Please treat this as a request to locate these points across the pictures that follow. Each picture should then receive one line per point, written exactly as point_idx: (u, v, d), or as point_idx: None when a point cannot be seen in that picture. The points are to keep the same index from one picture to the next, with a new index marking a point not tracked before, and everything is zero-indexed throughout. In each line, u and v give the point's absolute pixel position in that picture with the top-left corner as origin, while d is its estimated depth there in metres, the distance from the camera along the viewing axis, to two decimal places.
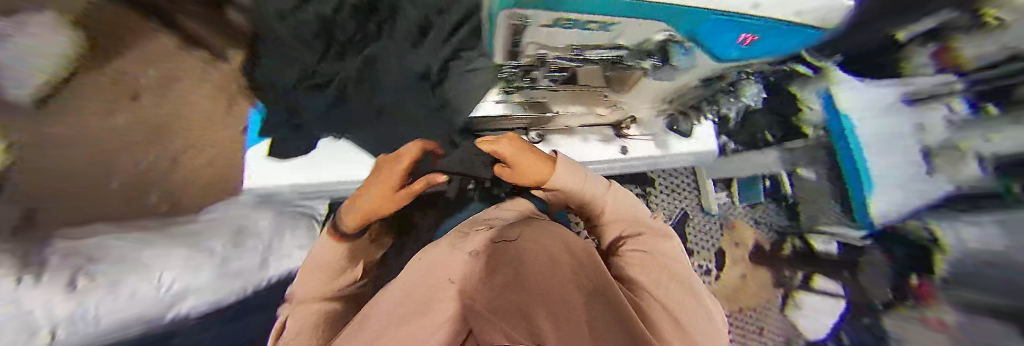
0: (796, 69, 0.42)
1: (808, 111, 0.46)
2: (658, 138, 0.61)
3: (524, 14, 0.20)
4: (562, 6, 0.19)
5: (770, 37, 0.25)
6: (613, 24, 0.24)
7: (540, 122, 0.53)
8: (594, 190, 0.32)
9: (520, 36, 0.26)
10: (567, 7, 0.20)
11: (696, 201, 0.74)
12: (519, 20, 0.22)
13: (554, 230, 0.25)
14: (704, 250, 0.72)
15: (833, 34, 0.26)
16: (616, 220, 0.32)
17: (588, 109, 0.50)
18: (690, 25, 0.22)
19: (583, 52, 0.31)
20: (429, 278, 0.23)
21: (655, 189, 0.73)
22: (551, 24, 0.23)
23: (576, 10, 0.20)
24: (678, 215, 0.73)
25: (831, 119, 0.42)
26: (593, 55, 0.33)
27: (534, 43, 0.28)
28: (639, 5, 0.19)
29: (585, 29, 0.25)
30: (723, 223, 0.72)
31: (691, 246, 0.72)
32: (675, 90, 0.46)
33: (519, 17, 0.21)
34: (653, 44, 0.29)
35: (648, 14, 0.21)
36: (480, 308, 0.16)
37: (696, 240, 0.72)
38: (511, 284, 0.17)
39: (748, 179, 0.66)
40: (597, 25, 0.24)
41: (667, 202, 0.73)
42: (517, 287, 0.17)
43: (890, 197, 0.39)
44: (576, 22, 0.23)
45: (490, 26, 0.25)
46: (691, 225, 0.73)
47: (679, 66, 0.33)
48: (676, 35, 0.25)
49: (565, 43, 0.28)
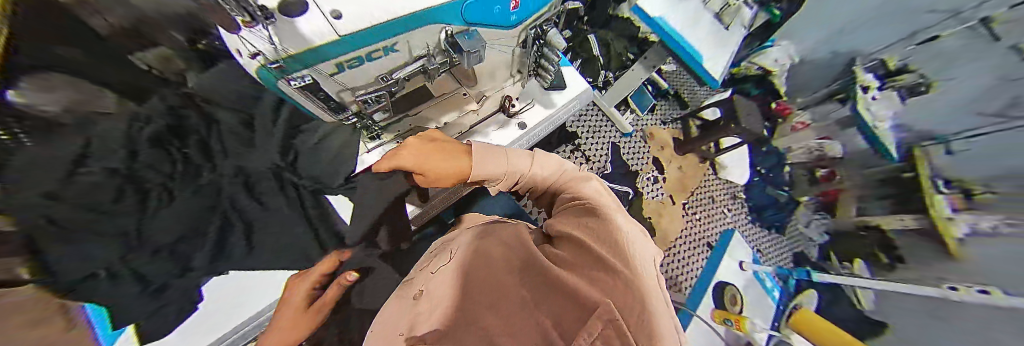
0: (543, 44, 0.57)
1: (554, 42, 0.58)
2: (545, 98, 0.77)
3: (301, 61, 0.31)
4: (337, 44, 0.30)
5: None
6: (385, 49, 0.36)
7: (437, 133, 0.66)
8: (597, 211, 0.39)
9: (328, 80, 0.36)
10: (346, 42, 0.30)
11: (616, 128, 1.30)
12: (305, 70, 0.32)
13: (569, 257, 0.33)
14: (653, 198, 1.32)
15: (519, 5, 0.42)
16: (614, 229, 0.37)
17: (456, 109, 0.64)
18: (412, 30, 0.34)
19: (384, 82, 0.42)
20: (479, 302, 0.32)
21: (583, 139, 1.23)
22: (334, 69, 0.34)
23: (339, 51, 0.31)
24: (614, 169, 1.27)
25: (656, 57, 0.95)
26: (400, 79, 0.42)
27: (337, 83, 0.38)
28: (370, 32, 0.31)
29: (379, 55, 0.36)
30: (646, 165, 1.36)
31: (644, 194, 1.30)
32: (514, 63, 0.62)
33: (302, 65, 0.31)
34: (411, 60, 0.40)
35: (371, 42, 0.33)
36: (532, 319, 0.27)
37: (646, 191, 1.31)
38: (545, 308, 0.27)
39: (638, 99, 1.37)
40: (382, 50, 0.35)
41: (598, 147, 1.24)
42: (550, 310, 0.27)
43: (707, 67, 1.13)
44: (359, 58, 0.34)
45: (338, 68, 0.34)
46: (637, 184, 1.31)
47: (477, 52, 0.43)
48: (399, 50, 0.37)
49: (362, 79, 0.39)
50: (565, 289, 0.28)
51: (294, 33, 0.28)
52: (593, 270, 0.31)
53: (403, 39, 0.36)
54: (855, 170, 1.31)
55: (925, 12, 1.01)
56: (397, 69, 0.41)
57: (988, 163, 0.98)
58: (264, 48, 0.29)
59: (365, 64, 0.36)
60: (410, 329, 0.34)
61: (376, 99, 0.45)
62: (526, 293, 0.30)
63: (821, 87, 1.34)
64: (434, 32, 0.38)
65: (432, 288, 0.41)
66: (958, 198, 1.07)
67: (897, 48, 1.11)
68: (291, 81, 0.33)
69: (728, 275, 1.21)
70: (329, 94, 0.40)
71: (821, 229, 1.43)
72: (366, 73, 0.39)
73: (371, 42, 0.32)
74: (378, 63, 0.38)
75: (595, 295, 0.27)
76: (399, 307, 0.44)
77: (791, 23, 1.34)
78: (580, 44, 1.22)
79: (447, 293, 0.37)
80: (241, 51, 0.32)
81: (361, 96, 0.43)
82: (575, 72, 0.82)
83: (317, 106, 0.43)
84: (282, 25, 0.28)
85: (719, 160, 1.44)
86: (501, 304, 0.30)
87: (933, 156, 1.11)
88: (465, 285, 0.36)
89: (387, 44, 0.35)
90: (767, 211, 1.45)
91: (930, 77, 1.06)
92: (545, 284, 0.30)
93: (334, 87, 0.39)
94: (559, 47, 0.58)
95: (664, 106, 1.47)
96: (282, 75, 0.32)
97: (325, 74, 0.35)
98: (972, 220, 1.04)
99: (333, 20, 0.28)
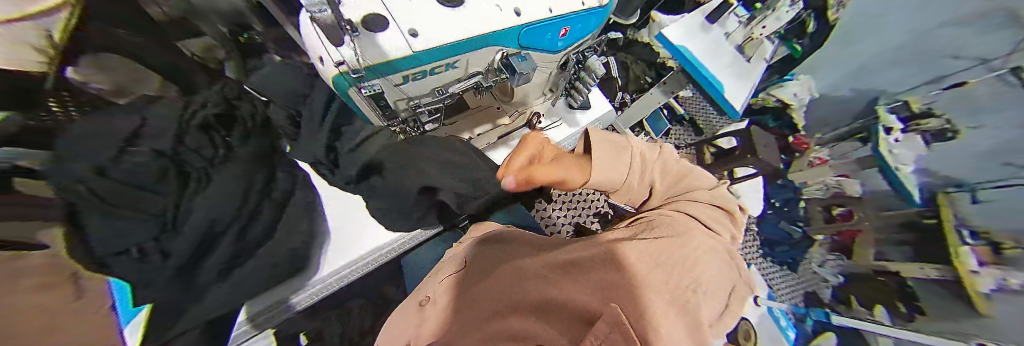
0: (586, 65, 0.60)
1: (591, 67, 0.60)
2: (571, 116, 0.79)
3: (375, 73, 0.34)
4: (407, 61, 0.34)
5: (567, 25, 0.43)
6: (444, 67, 0.39)
7: (465, 146, 0.70)
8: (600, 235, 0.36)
9: (388, 91, 0.39)
10: (415, 58, 0.34)
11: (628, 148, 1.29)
12: (375, 81, 0.36)
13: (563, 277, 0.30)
14: None
15: (566, 35, 0.45)
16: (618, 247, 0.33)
17: (489, 121, 0.70)
18: (473, 50, 0.37)
19: (438, 95, 0.45)
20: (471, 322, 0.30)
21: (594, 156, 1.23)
22: (399, 81, 0.38)
23: (409, 67, 0.35)
24: None
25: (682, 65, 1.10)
26: (451, 93, 0.45)
27: (396, 94, 0.41)
28: (435, 52, 0.34)
29: (439, 72, 0.40)
30: None
31: None
32: (549, 84, 0.65)
33: (374, 76, 0.35)
34: (464, 76, 0.43)
35: (436, 59, 0.36)
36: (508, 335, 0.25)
37: None
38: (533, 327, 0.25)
39: (654, 119, 1.37)
40: (442, 68, 0.39)
41: None
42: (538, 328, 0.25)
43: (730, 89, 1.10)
44: (422, 72, 0.38)
45: (402, 80, 0.38)
46: None
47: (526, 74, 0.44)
48: (456, 67, 0.40)
49: (418, 92, 0.43)
50: (563, 303, 0.26)
51: (377, 49, 0.32)
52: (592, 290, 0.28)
53: (463, 58, 0.39)
54: (873, 213, 1.29)
55: (949, 57, 1.00)
56: (453, 82, 0.44)
57: (1014, 217, 0.95)
58: (349, 58, 0.32)
59: (426, 78, 0.40)
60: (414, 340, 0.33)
61: (428, 109, 0.48)
62: (516, 315, 0.28)
63: (841, 125, 1.35)
64: (490, 54, 0.41)
65: (436, 297, 0.39)
66: (986, 250, 1.01)
67: (922, 91, 1.09)
68: (363, 89, 0.36)
69: (745, 310, 1.17)
70: (389, 102, 0.43)
71: (837, 269, 1.39)
72: (425, 85, 0.42)
73: (437, 58, 0.36)
74: (437, 77, 0.41)
75: (593, 308, 0.24)
76: (403, 320, 0.42)
77: (815, 57, 1.34)
78: (599, 65, 1.25)
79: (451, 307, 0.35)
80: (323, 63, 0.34)
81: (416, 105, 0.46)
82: (600, 93, 0.84)
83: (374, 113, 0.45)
84: (368, 44, 0.32)
85: (733, 189, 1.43)
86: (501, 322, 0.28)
87: (961, 205, 1.07)
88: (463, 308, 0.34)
89: (449, 61, 0.38)
90: (779, 247, 1.47)
91: (957, 124, 1.04)
92: (541, 303, 0.27)
93: (395, 96, 0.42)
94: (598, 73, 0.60)
95: (678, 131, 1.50)
96: (357, 83, 0.35)
97: (391, 84, 0.38)
98: (1001, 275, 0.97)
99: (410, 38, 0.33)
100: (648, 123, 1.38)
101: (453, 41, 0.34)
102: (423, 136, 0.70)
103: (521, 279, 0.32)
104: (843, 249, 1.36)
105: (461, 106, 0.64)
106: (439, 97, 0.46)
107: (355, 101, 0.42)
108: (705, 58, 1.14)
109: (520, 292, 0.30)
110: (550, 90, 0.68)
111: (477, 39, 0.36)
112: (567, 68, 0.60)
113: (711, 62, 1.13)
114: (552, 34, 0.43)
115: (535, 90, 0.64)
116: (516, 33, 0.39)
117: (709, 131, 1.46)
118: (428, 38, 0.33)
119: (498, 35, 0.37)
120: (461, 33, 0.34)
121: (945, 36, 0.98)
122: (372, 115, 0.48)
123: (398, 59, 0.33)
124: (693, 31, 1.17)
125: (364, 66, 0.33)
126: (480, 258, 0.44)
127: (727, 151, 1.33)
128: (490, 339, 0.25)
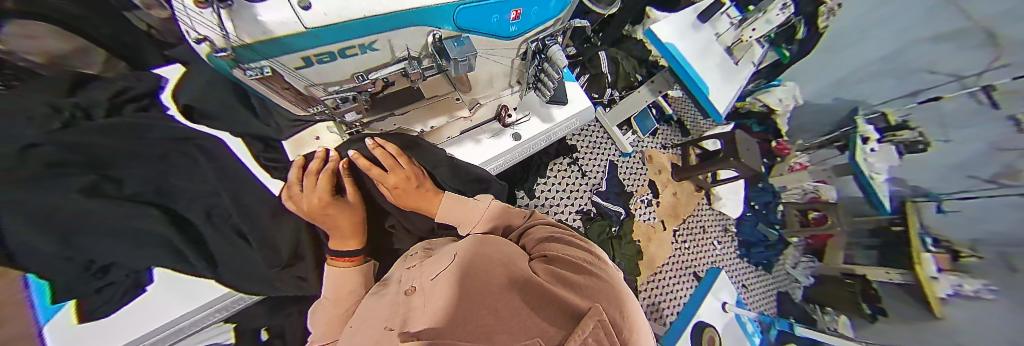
0: (551, 55, 0.51)
1: (554, 57, 0.51)
2: (546, 109, 0.77)
3: (242, 52, 0.22)
4: (292, 36, 0.22)
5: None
6: (360, 48, 0.29)
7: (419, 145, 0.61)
8: (576, 248, 0.33)
9: (278, 74, 0.28)
10: (313, 33, 0.23)
11: (615, 150, 1.31)
12: (247, 60, 0.23)
13: (551, 272, 0.26)
14: (646, 218, 1.30)
15: (515, 13, 0.37)
16: (588, 256, 0.31)
17: (447, 115, 0.58)
18: (394, 25, 0.27)
19: (361, 81, 0.34)
20: (438, 319, 0.22)
21: (580, 155, 1.24)
22: (301, 63, 0.27)
23: (302, 48, 0.24)
24: (611, 184, 1.26)
25: (665, 56, 1.04)
26: (379, 80, 0.35)
27: (301, 78, 0.30)
28: (336, 31, 0.23)
29: (356, 53, 0.29)
30: (643, 183, 1.35)
31: (642, 215, 1.30)
32: (514, 72, 0.57)
33: (243, 54, 0.23)
34: (394, 56, 0.33)
35: (344, 36, 0.25)
36: (487, 327, 0.19)
37: (642, 213, 1.30)
38: (515, 319, 0.19)
39: (640, 117, 1.36)
40: (358, 49, 0.29)
41: (590, 159, 1.25)
42: (520, 319, 0.19)
43: (716, 94, 1.06)
44: (327, 55, 0.27)
45: (298, 61, 0.26)
46: (637, 205, 1.30)
47: (465, 58, 0.34)
48: (378, 46, 0.30)
49: (332, 76, 0.32)
50: (554, 292, 0.22)
51: (255, 23, 0.19)
52: (573, 283, 0.24)
53: (386, 39, 0.29)
54: (847, 217, 1.35)
55: (925, 71, 1.04)
56: (377, 68, 0.34)
57: (972, 226, 1.07)
58: (210, 34, 0.20)
59: (339, 61, 0.29)
60: (403, 325, 0.24)
61: (352, 99, 0.38)
62: (497, 304, 0.22)
63: (821, 133, 1.37)
64: (419, 34, 0.31)
65: (428, 287, 0.30)
66: (943, 257, 1.13)
67: (897, 103, 1.14)
68: (247, 71, 0.25)
69: (713, 316, 1.08)
70: (295, 88, 0.33)
71: (807, 270, 1.43)
72: (340, 70, 0.31)
73: (350, 35, 0.25)
74: (354, 60, 0.30)
75: (586, 303, 0.20)
76: (363, 320, 0.32)
77: (801, 64, 1.31)
78: (590, 59, 1.21)
79: (440, 294, 0.27)
80: (185, 31, 0.24)
81: (335, 93, 0.36)
82: (580, 89, 0.81)
83: (272, 94, 0.36)
84: (242, 14, 0.19)
85: (714, 190, 1.44)
86: (497, 305, 0.21)
87: (926, 214, 1.17)
88: (432, 304, 0.26)
89: (366, 41, 0.28)
90: (755, 248, 1.42)
91: (928, 136, 1.12)
92: (536, 299, 0.22)
93: (301, 82, 0.31)
94: (560, 65, 0.52)
95: (665, 131, 1.49)
96: (234, 64, 0.24)
97: (289, 67, 0.27)
98: (956, 281, 1.09)
99: (300, 11, 0.20)
100: (636, 123, 1.37)
101: (368, 18, 0.24)
102: (364, 128, 0.52)
103: (517, 273, 0.26)
104: (815, 251, 1.39)
105: (412, 93, 0.47)
106: (354, 84, 0.35)
107: (241, 81, 0.31)
108: (693, 59, 1.06)
109: (503, 286, 0.24)
110: (514, 73, 0.58)
111: (403, 14, 0.26)
112: (534, 47, 0.50)
113: (698, 59, 1.07)
114: (496, 11, 0.34)
115: (504, 71, 0.55)
116: (450, 14, 0.30)
117: (695, 132, 1.52)
118: (334, 15, 0.22)
119: (431, 9, 0.28)
120: (380, 9, 0.24)
121: (917, 52, 1.02)
122: (277, 100, 0.38)
123: (282, 38, 0.22)
124: (684, 28, 1.08)
125: (240, 45, 0.21)
126: (462, 246, 0.36)
127: (712, 153, 1.30)
128: (471, 335, 0.18)
